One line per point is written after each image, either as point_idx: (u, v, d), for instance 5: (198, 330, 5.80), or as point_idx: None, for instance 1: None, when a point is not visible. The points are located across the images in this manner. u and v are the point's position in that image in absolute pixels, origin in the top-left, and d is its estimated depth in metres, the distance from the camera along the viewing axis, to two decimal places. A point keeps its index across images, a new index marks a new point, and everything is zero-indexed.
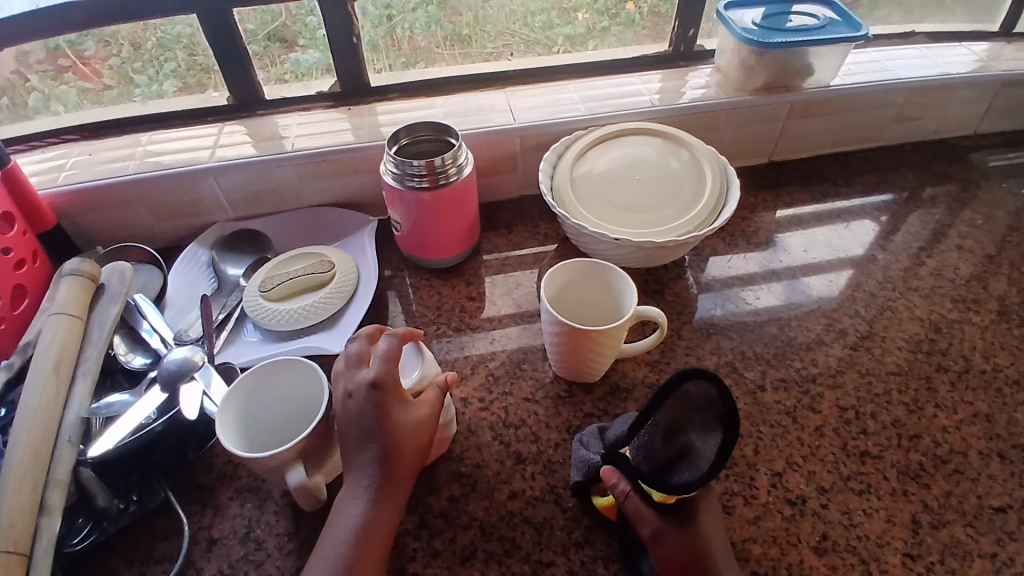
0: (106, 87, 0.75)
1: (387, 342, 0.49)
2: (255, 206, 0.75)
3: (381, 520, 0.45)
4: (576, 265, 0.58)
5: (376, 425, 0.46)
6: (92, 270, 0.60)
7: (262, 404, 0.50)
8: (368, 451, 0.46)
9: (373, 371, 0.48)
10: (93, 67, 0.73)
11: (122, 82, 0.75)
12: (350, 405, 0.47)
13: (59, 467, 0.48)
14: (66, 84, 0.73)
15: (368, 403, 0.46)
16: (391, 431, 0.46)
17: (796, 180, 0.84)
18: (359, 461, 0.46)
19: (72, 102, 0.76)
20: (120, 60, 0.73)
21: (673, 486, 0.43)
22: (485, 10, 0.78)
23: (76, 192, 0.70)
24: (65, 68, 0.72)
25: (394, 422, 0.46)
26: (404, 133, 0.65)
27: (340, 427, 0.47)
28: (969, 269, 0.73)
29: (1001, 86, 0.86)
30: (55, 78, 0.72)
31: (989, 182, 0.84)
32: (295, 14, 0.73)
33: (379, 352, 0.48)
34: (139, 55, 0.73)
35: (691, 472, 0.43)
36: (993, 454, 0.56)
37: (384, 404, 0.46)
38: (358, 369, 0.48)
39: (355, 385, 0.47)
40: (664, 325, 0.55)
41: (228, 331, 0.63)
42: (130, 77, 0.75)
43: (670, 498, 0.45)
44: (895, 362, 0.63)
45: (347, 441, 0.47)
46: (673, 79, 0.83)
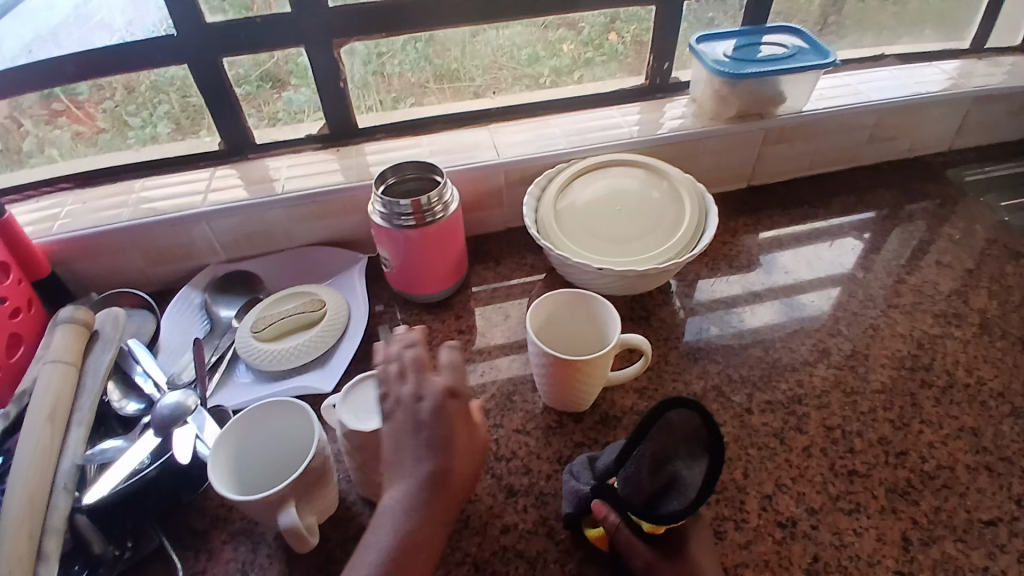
0: (101, 130, 0.77)
1: (449, 353, 0.50)
2: (247, 247, 0.77)
3: (426, 533, 0.43)
4: (562, 296, 0.59)
5: (440, 433, 0.45)
6: (86, 317, 0.61)
7: (247, 449, 0.49)
8: (421, 458, 0.45)
9: (443, 380, 0.48)
10: (86, 111, 0.75)
11: (117, 125, 0.77)
12: (417, 409, 0.46)
13: (56, 516, 0.49)
14: (59, 129, 0.75)
15: (434, 412, 0.46)
16: (456, 444, 0.45)
17: (776, 203, 0.86)
18: (408, 468, 0.44)
19: (67, 146, 0.77)
20: (114, 103, 0.75)
21: (662, 515, 0.44)
22: (473, 45, 0.80)
23: (70, 240, 0.71)
24: (58, 112, 0.74)
25: (457, 434, 0.46)
26: (390, 173, 0.67)
27: (393, 433, 0.46)
28: (949, 284, 0.74)
29: (972, 103, 0.88)
30: (49, 122, 0.74)
31: (967, 198, 0.86)
32: (287, 56, 0.75)
33: (446, 361, 0.49)
34: (133, 98, 0.75)
35: (679, 501, 0.44)
36: (981, 467, 0.57)
37: (453, 413, 0.46)
38: (423, 376, 0.48)
39: (428, 389, 0.47)
40: (648, 352, 0.56)
41: (221, 373, 0.64)
42: (123, 120, 0.77)
43: (659, 529, 0.46)
44: (879, 380, 0.64)
45: (398, 449, 0.45)
46: (651, 111, 0.85)
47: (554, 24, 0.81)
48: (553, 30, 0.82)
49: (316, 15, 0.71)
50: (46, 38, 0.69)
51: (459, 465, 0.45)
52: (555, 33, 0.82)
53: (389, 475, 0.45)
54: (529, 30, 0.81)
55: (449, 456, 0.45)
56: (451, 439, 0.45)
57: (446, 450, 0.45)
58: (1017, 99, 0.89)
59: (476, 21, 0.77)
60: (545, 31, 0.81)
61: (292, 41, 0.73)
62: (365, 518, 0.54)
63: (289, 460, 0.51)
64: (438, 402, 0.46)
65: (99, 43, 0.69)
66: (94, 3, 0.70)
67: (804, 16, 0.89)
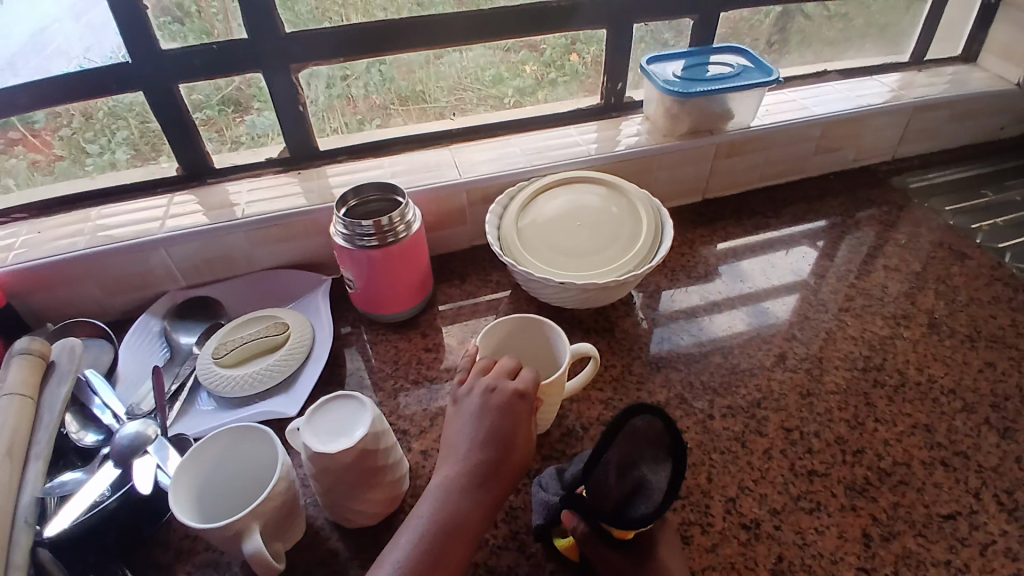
0: (58, 158, 0.75)
1: (528, 374, 0.54)
2: (206, 273, 0.76)
3: (472, 511, 0.48)
4: (508, 321, 0.60)
5: (504, 424, 0.51)
6: (42, 348, 0.60)
7: (212, 474, 0.49)
8: (481, 444, 0.51)
9: (520, 383, 0.53)
10: (43, 139, 0.73)
11: (74, 152, 0.75)
12: (492, 401, 0.52)
13: (17, 550, 0.47)
14: (16, 157, 0.73)
15: (506, 406, 0.52)
16: (515, 438, 0.51)
17: (731, 214, 0.89)
18: (466, 450, 0.51)
19: (24, 176, 0.75)
20: (71, 130, 0.73)
21: (631, 519, 0.44)
22: (436, 67, 0.82)
23: (23, 271, 0.69)
24: (14, 141, 0.72)
25: (518, 428, 0.52)
26: (351, 195, 0.68)
27: (463, 420, 0.53)
28: (898, 286, 0.77)
29: (914, 113, 0.93)
30: (3, 151, 0.72)
31: (912, 204, 0.90)
32: (246, 81, 0.75)
33: (525, 375, 0.53)
34: (91, 124, 0.74)
35: (647, 504, 0.44)
36: (936, 462, 0.59)
37: (520, 409, 0.52)
38: (505, 378, 0.54)
39: (501, 385, 0.53)
40: (596, 356, 0.57)
41: (182, 402, 0.63)
42: (81, 147, 0.75)
43: (628, 534, 0.46)
44: (835, 382, 0.66)
45: (463, 435, 0.52)
46: (608, 130, 0.88)
47: (516, 47, 0.83)
48: (514, 52, 0.84)
49: (276, 40, 0.72)
50: (2, 68, 0.67)
51: (514, 454, 0.51)
52: (517, 55, 0.84)
53: (447, 455, 0.51)
54: (490, 52, 0.82)
55: (499, 449, 0.50)
56: (511, 433, 0.51)
57: (500, 444, 0.51)
58: (954, 107, 0.95)
59: (438, 44, 0.78)
60: (507, 54, 0.83)
61: (254, 66, 0.73)
62: (333, 542, 0.53)
63: (257, 480, 0.50)
64: (509, 398, 0.52)
65: (58, 71, 0.68)
66: (51, 31, 0.67)
67: (754, 34, 0.93)
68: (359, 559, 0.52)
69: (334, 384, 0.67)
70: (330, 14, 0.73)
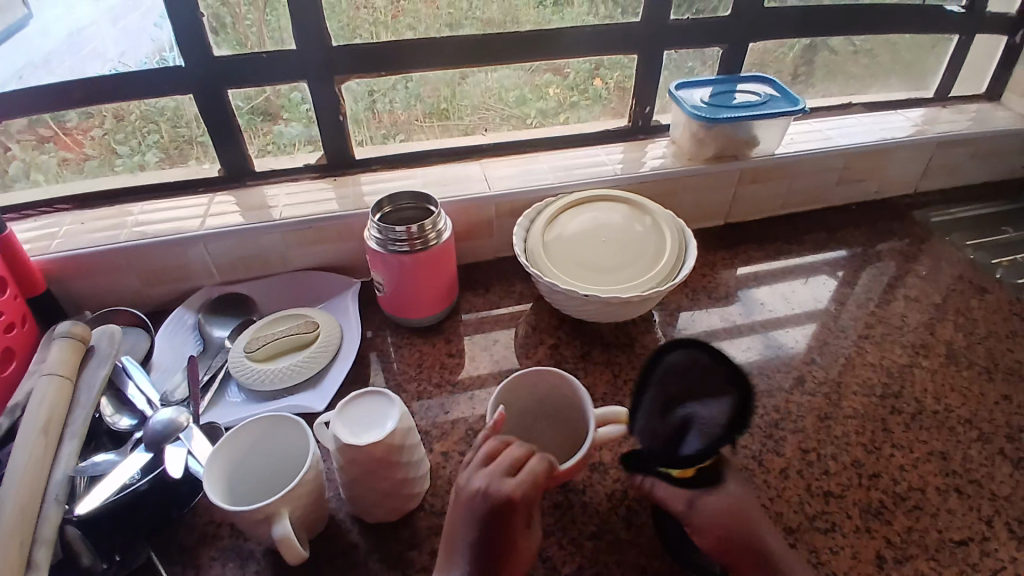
0: (87, 157, 0.79)
1: (536, 464, 0.49)
2: (242, 271, 0.78)
3: None
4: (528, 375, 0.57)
5: (499, 533, 0.47)
6: (82, 331, 0.62)
7: (247, 454, 0.51)
8: (474, 551, 0.47)
9: (518, 486, 0.47)
10: (74, 138, 0.76)
11: (104, 153, 0.79)
12: (481, 504, 0.47)
13: (46, 525, 0.49)
14: (46, 154, 0.77)
15: (499, 516, 0.47)
16: (512, 545, 0.48)
17: (752, 239, 0.91)
18: (461, 554, 0.48)
19: (52, 172, 0.79)
20: (102, 131, 0.77)
21: (686, 455, 0.49)
22: (461, 87, 0.84)
23: (66, 259, 0.72)
24: (45, 138, 0.76)
25: (515, 536, 0.48)
26: (386, 201, 0.70)
27: (459, 516, 0.49)
28: (917, 317, 0.78)
29: (936, 148, 0.94)
30: (35, 147, 0.76)
31: (933, 237, 0.91)
32: (280, 93, 0.78)
33: (528, 470, 0.48)
34: (122, 126, 0.77)
35: (699, 438, 0.49)
36: (951, 489, 0.59)
37: (514, 518, 0.47)
38: (504, 475, 0.48)
39: (496, 487, 0.47)
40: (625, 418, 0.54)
41: (213, 392, 0.65)
42: (112, 148, 0.79)
43: (688, 471, 0.51)
44: (852, 406, 0.67)
45: (457, 536, 0.48)
46: (634, 151, 0.90)
47: (541, 69, 0.85)
48: (539, 75, 0.86)
49: (317, 53, 0.75)
50: (39, 66, 0.71)
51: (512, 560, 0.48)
52: (542, 77, 0.86)
53: (447, 549, 0.49)
54: (516, 74, 0.85)
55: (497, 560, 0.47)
56: (507, 542, 0.47)
57: (493, 552, 0.47)
58: (977, 145, 0.96)
59: (469, 64, 0.81)
60: (532, 75, 0.86)
61: (292, 77, 0.76)
62: (354, 536, 0.55)
63: (280, 475, 0.52)
64: (502, 507, 0.47)
65: (92, 72, 0.72)
66: (88, 32, 0.71)
67: (779, 66, 0.95)
68: (379, 553, 0.54)
69: (360, 383, 0.69)
70: (362, 30, 0.77)
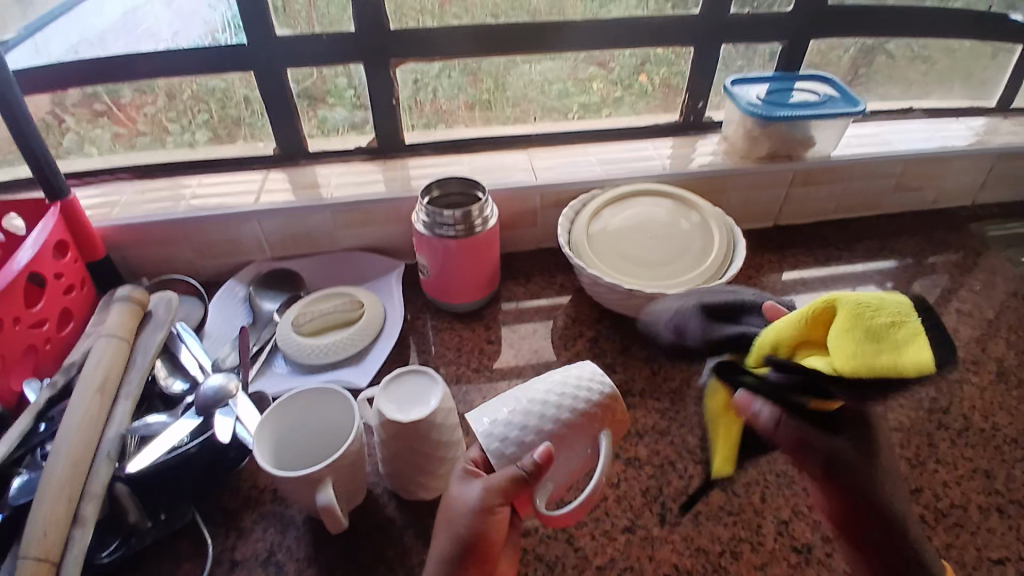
0: (140, 133, 0.81)
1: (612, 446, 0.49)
2: (291, 248, 0.80)
3: None
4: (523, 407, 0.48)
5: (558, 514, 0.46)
6: (141, 297, 0.65)
7: (294, 418, 0.53)
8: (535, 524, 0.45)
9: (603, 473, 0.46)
10: (128, 114, 0.79)
11: (156, 130, 0.82)
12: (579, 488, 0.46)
13: (96, 482, 0.51)
14: (101, 128, 0.80)
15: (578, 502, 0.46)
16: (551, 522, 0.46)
17: (800, 243, 0.89)
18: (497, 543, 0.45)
19: (106, 146, 0.82)
20: (155, 108, 0.80)
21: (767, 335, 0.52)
22: (506, 78, 0.85)
23: (125, 227, 0.75)
24: (99, 113, 0.79)
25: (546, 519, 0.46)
26: (435, 186, 0.71)
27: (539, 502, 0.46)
28: (969, 331, 0.75)
29: (998, 159, 0.91)
30: (90, 121, 0.79)
31: (989, 250, 0.88)
32: (327, 77, 0.80)
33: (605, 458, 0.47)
34: (175, 105, 0.80)
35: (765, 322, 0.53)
36: (993, 508, 0.57)
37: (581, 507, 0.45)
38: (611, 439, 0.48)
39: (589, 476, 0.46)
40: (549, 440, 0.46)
41: (261, 362, 0.68)
42: (164, 125, 0.81)
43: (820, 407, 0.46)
44: (897, 419, 0.65)
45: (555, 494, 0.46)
46: (682, 147, 0.89)
47: (585, 62, 0.85)
48: (584, 68, 0.86)
49: (369, 37, 0.76)
50: (93, 42, 0.74)
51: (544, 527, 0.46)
52: (586, 71, 0.86)
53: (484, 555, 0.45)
54: (561, 68, 0.85)
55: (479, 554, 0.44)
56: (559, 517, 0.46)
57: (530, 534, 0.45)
58: None
59: (514, 54, 0.81)
60: (576, 68, 0.85)
61: (341, 61, 0.78)
62: (390, 511, 0.56)
63: (286, 451, 0.53)
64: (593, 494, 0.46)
65: (146, 49, 0.74)
66: (143, 11, 0.75)
67: (836, 67, 0.93)
68: (413, 528, 0.55)
69: (400, 364, 0.70)
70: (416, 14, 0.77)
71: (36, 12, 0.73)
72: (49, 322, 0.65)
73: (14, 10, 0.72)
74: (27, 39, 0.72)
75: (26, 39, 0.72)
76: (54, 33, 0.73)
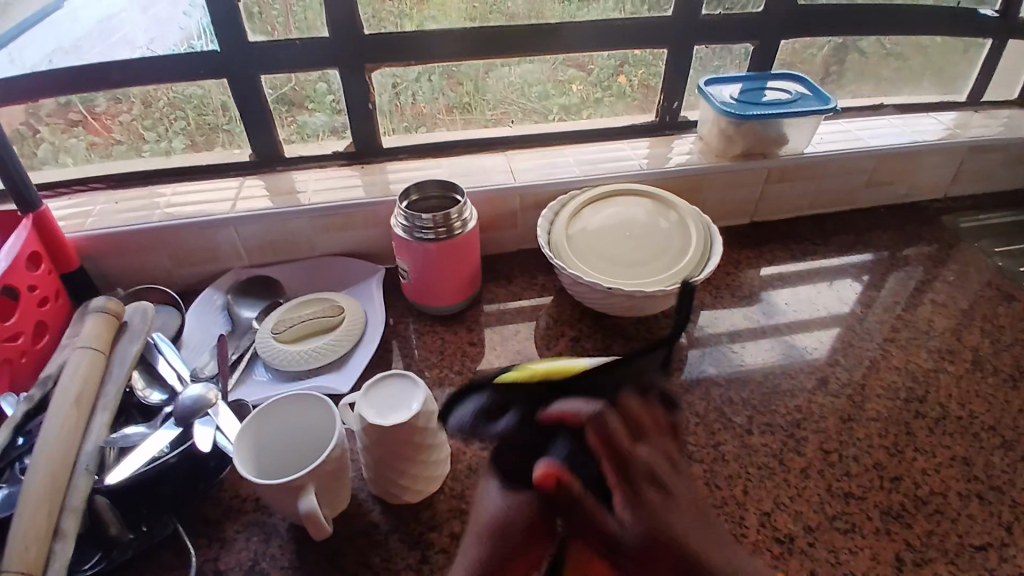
0: (115, 142, 0.80)
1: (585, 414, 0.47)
2: (271, 254, 0.80)
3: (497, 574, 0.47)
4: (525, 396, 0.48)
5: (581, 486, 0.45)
6: (117, 308, 0.64)
7: (281, 420, 0.52)
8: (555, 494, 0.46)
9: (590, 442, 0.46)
10: (102, 123, 0.78)
11: (131, 138, 0.81)
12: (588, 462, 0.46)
13: (75, 495, 0.50)
14: (75, 137, 0.79)
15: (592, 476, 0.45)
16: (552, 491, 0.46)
17: (777, 239, 0.90)
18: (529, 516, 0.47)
19: (80, 155, 0.81)
20: (130, 116, 0.79)
21: None
22: (485, 80, 0.85)
23: (100, 237, 0.74)
24: (74, 123, 0.77)
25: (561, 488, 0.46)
26: (414, 189, 0.71)
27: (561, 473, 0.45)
28: (943, 322, 0.77)
29: (967, 152, 0.93)
30: (64, 131, 0.78)
31: (961, 242, 0.90)
32: (305, 82, 0.79)
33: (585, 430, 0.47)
34: (150, 113, 0.79)
35: None
36: (972, 494, 0.59)
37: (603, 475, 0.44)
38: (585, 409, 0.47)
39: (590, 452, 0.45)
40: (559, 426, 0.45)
41: (241, 371, 0.67)
42: (139, 134, 0.80)
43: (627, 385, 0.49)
44: (875, 409, 0.66)
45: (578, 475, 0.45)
46: (661, 146, 0.90)
47: (564, 64, 0.85)
48: (563, 70, 0.86)
49: (346, 42, 0.76)
50: (68, 50, 0.73)
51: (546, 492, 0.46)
52: (565, 73, 0.86)
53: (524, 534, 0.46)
54: (539, 69, 0.85)
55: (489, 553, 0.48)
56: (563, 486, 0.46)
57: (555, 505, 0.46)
58: (1011, 150, 0.94)
59: (493, 57, 0.81)
60: (555, 70, 0.86)
61: (319, 66, 0.77)
62: (375, 515, 0.56)
63: (269, 454, 0.52)
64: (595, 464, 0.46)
65: (120, 57, 0.74)
66: (118, 19, 0.74)
67: (809, 66, 0.94)
68: (399, 532, 0.55)
69: (383, 368, 0.70)
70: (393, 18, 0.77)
71: (10, 21, 0.71)
72: (24, 335, 0.64)
73: None
74: (2, 49, 0.71)
75: (0, 49, 0.71)
76: (27, 44, 0.72)
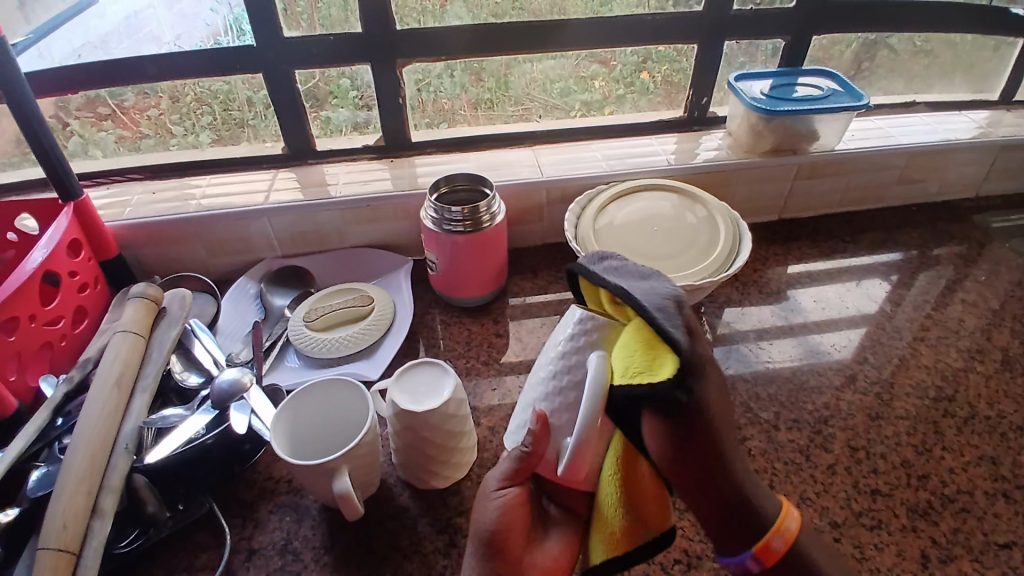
0: (145, 135, 0.83)
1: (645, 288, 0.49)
2: (302, 245, 0.81)
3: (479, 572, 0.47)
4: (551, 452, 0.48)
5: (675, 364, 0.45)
6: (156, 294, 0.66)
7: (326, 411, 0.55)
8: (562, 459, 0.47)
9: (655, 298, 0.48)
10: (132, 117, 0.80)
11: (160, 132, 0.83)
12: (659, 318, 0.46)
13: (114, 474, 0.52)
14: (105, 131, 0.81)
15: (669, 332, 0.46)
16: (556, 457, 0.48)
17: (804, 236, 0.89)
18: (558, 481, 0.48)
19: (112, 148, 0.83)
20: (159, 111, 0.81)
21: None
22: (508, 77, 0.85)
23: (136, 226, 0.76)
24: (104, 116, 0.80)
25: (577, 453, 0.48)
26: (443, 182, 0.72)
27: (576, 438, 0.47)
28: (974, 321, 0.76)
29: (1001, 150, 0.91)
30: (95, 124, 0.80)
31: (993, 241, 0.89)
32: (330, 78, 0.81)
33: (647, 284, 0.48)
34: (179, 107, 0.81)
35: None
36: (998, 493, 0.58)
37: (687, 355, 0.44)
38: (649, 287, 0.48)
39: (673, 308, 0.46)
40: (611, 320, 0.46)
41: (274, 358, 0.69)
42: (168, 127, 0.83)
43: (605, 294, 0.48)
44: (903, 408, 0.65)
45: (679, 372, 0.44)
46: (686, 143, 0.90)
47: (587, 60, 0.85)
48: (585, 66, 0.86)
49: (374, 37, 0.77)
50: (96, 45, 0.75)
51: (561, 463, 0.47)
52: (588, 69, 0.87)
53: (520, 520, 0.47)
54: (562, 65, 0.86)
55: (503, 545, 0.47)
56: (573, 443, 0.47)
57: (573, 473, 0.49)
58: None
59: (517, 52, 0.82)
60: (578, 67, 0.86)
61: (345, 63, 0.79)
62: (403, 500, 0.57)
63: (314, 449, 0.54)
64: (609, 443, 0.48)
65: (149, 52, 0.75)
66: (145, 15, 0.76)
67: (837, 63, 0.93)
68: (427, 516, 0.56)
69: (410, 358, 0.71)
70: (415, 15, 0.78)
71: (41, 16, 0.74)
72: (64, 320, 0.66)
73: (17, 16, 0.73)
74: (31, 43, 0.73)
75: (31, 42, 0.73)
76: (57, 38, 0.75)
